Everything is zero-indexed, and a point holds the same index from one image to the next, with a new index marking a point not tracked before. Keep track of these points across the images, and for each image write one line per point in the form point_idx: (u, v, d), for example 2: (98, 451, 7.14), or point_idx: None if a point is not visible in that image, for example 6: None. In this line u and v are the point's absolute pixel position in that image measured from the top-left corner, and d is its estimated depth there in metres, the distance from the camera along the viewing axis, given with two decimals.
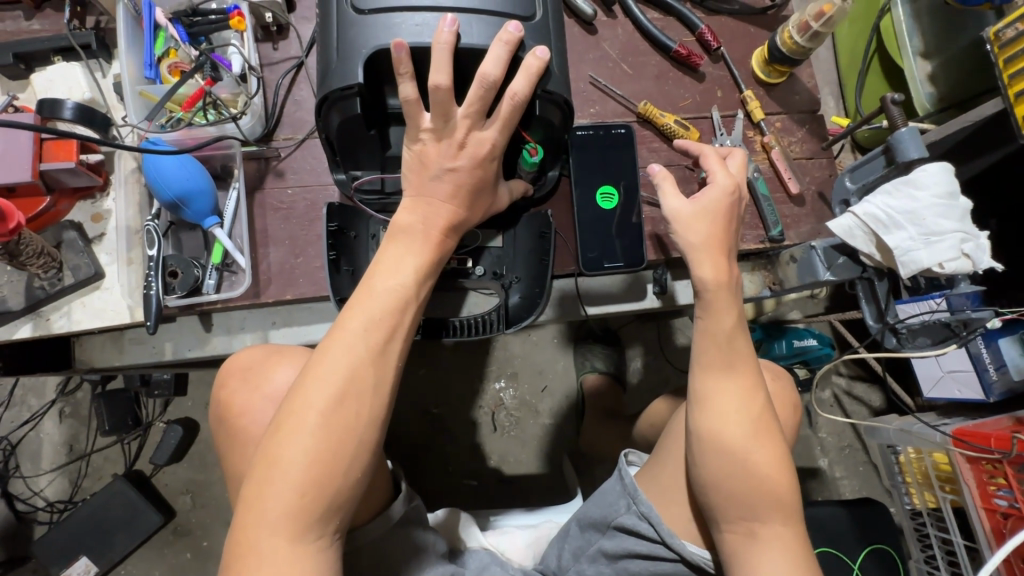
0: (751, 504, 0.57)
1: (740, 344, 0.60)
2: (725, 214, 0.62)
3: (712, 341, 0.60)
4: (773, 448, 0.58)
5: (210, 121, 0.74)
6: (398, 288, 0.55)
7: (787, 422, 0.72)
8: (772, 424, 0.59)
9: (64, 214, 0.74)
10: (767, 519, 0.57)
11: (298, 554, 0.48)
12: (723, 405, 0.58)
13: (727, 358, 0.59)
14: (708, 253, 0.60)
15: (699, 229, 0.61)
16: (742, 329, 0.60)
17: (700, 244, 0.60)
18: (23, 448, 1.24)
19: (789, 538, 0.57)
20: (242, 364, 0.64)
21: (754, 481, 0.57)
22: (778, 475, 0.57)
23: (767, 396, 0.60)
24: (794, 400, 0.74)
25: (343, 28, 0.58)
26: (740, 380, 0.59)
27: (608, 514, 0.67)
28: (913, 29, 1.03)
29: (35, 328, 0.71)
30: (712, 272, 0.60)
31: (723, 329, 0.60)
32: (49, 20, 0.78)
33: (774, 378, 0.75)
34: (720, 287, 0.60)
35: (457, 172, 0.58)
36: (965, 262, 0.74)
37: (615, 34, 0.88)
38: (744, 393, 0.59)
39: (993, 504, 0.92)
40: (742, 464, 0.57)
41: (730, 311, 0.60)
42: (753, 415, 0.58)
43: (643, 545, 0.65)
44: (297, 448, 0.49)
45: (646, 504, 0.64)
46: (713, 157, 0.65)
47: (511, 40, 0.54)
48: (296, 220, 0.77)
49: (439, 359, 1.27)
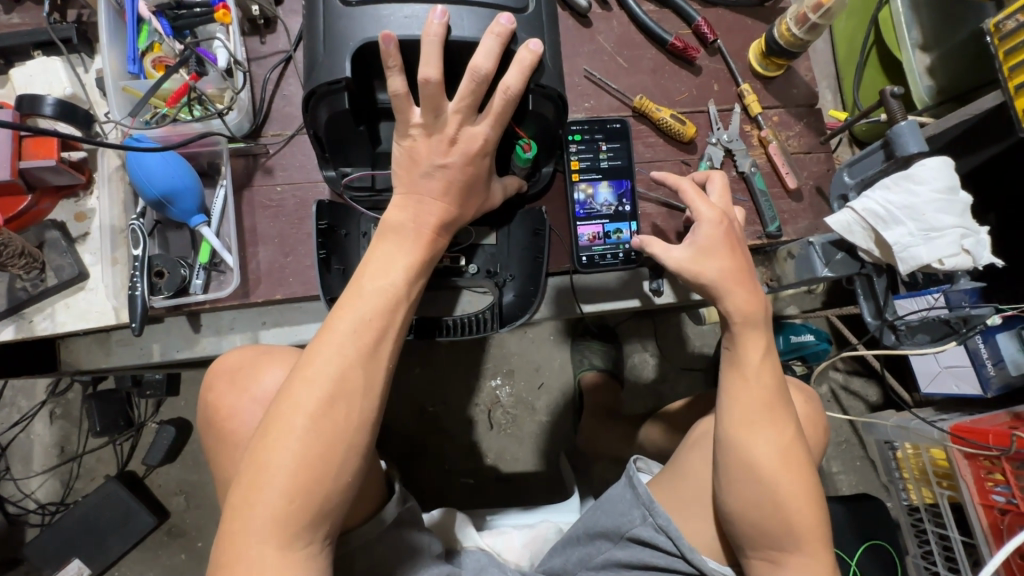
0: (778, 533, 0.57)
1: (769, 374, 0.58)
2: (726, 244, 0.59)
3: (740, 370, 0.59)
4: (801, 476, 0.57)
5: (195, 117, 0.72)
6: (389, 288, 0.53)
7: (815, 441, 0.72)
8: (800, 453, 0.58)
9: (46, 213, 0.72)
10: (794, 548, 0.57)
11: (289, 562, 0.47)
12: (752, 433, 0.57)
13: (757, 387, 0.58)
14: (731, 287, 0.58)
15: (711, 266, 0.58)
16: (770, 357, 0.59)
17: (723, 279, 0.58)
18: (13, 449, 1.23)
19: (816, 566, 0.57)
20: (229, 368, 0.63)
21: (782, 512, 0.56)
22: (805, 505, 0.57)
23: (795, 424, 0.59)
24: (816, 414, 0.74)
25: (330, 20, 0.57)
26: (767, 406, 0.58)
27: (622, 525, 0.66)
28: (912, 22, 1.03)
29: (19, 330, 0.70)
30: (740, 305, 0.58)
31: (753, 362, 0.58)
32: (28, 14, 0.76)
33: (804, 400, 0.75)
34: (749, 323, 0.58)
35: (448, 168, 0.57)
36: (965, 257, 0.73)
37: (610, 27, 0.86)
38: (773, 422, 0.58)
39: (992, 500, 0.91)
40: (770, 494, 0.57)
41: (759, 343, 0.59)
42: (781, 443, 0.57)
43: (659, 558, 0.64)
44: (286, 454, 0.48)
45: (664, 516, 0.63)
46: (690, 189, 0.61)
47: (503, 33, 0.53)
48: (285, 218, 0.75)
49: (434, 356, 1.26)
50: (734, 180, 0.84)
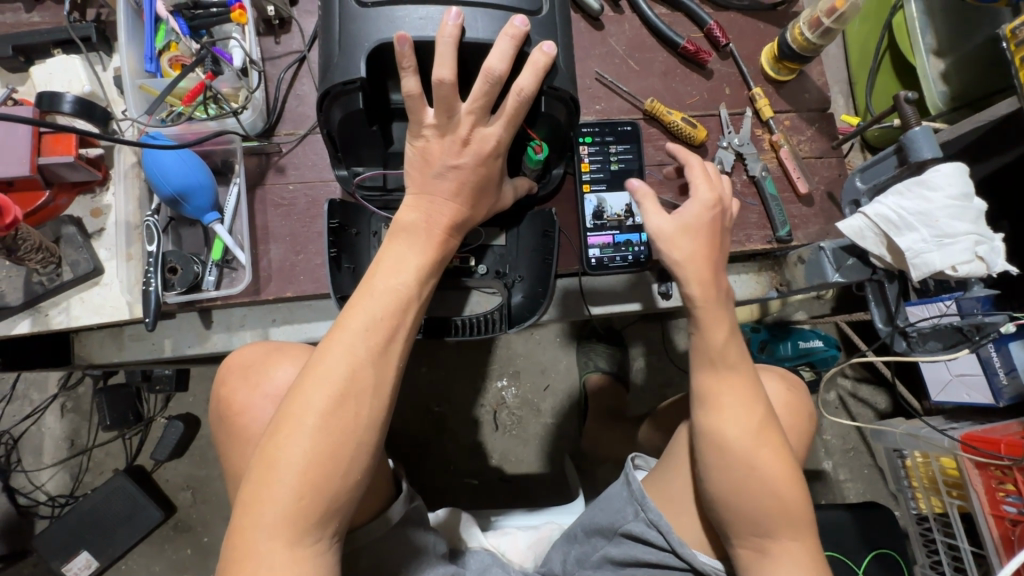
0: (760, 519, 0.56)
1: (733, 356, 0.58)
2: (708, 229, 0.59)
3: (707, 354, 0.59)
4: (780, 461, 0.57)
5: (210, 115, 0.73)
6: (401, 287, 0.54)
7: (798, 430, 0.71)
8: (779, 439, 0.58)
9: (62, 209, 0.73)
10: (778, 535, 0.57)
11: (301, 559, 0.48)
12: (727, 418, 0.57)
13: (722, 370, 0.58)
14: (695, 268, 0.58)
15: (684, 245, 0.59)
16: (735, 339, 0.59)
17: (685, 261, 0.58)
18: (25, 442, 1.24)
19: (802, 554, 0.57)
20: (242, 363, 0.64)
21: (762, 498, 0.56)
22: (787, 490, 0.57)
23: (769, 407, 0.59)
24: (803, 408, 0.72)
25: (345, 21, 0.57)
26: (741, 395, 0.58)
27: (615, 521, 0.66)
28: (926, 27, 1.02)
29: (34, 324, 0.71)
30: (699, 288, 0.58)
31: (715, 345, 0.58)
32: (49, 13, 0.77)
33: (786, 387, 0.73)
34: (708, 305, 0.58)
35: (460, 169, 0.57)
36: (978, 265, 0.73)
37: (622, 31, 0.87)
38: (745, 406, 0.57)
39: (1003, 510, 0.91)
40: (752, 481, 0.56)
41: (721, 324, 0.58)
42: (755, 428, 0.57)
43: (651, 553, 0.64)
44: (296, 450, 0.48)
45: (655, 512, 0.63)
46: (695, 167, 0.61)
47: (517, 35, 0.53)
48: (297, 217, 0.76)
49: (442, 355, 1.26)
50: (744, 184, 0.84)
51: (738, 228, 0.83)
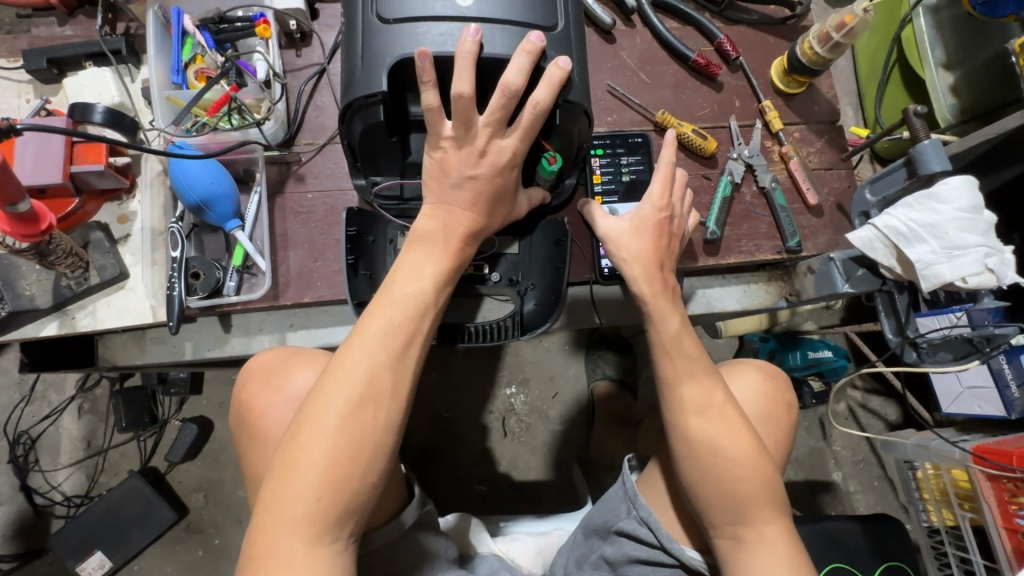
0: (730, 507, 0.57)
1: (687, 344, 0.61)
2: (654, 228, 0.64)
3: (663, 346, 0.61)
4: (747, 447, 0.58)
5: (234, 126, 0.75)
6: (418, 294, 0.55)
7: (780, 421, 0.70)
8: (744, 425, 0.59)
9: (91, 215, 0.76)
10: (751, 521, 0.58)
11: (317, 556, 0.49)
12: (691, 409, 0.59)
13: (676, 359, 0.60)
14: (641, 265, 0.63)
15: (631, 244, 0.64)
16: (687, 328, 0.62)
17: (631, 257, 0.63)
18: (42, 442, 1.26)
19: (775, 540, 0.57)
20: (263, 368, 0.65)
21: (733, 485, 0.57)
22: (755, 475, 0.58)
23: (729, 393, 0.60)
24: (786, 400, 0.72)
25: (368, 37, 0.59)
26: (701, 384, 0.59)
27: (609, 519, 0.68)
28: (935, 40, 1.03)
29: (62, 326, 0.73)
30: (647, 285, 0.62)
31: (668, 335, 0.61)
32: (80, 27, 0.80)
33: (765, 377, 0.72)
34: (656, 299, 0.62)
35: (477, 179, 0.59)
36: (988, 277, 0.73)
37: (633, 44, 0.88)
38: (704, 393, 0.59)
39: (1015, 524, 0.90)
40: (723, 469, 0.58)
41: (672, 314, 0.61)
42: (717, 413, 0.59)
43: (642, 550, 0.65)
44: (316, 452, 0.50)
45: (645, 509, 0.65)
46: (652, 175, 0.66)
47: (534, 50, 0.55)
48: (315, 224, 0.78)
49: (452, 361, 1.28)
50: (754, 195, 0.85)
51: (747, 238, 0.84)
